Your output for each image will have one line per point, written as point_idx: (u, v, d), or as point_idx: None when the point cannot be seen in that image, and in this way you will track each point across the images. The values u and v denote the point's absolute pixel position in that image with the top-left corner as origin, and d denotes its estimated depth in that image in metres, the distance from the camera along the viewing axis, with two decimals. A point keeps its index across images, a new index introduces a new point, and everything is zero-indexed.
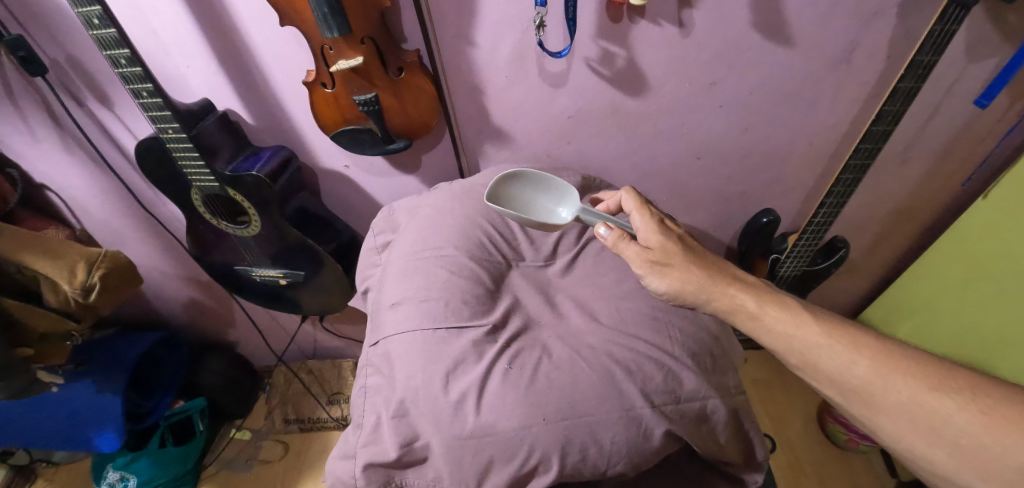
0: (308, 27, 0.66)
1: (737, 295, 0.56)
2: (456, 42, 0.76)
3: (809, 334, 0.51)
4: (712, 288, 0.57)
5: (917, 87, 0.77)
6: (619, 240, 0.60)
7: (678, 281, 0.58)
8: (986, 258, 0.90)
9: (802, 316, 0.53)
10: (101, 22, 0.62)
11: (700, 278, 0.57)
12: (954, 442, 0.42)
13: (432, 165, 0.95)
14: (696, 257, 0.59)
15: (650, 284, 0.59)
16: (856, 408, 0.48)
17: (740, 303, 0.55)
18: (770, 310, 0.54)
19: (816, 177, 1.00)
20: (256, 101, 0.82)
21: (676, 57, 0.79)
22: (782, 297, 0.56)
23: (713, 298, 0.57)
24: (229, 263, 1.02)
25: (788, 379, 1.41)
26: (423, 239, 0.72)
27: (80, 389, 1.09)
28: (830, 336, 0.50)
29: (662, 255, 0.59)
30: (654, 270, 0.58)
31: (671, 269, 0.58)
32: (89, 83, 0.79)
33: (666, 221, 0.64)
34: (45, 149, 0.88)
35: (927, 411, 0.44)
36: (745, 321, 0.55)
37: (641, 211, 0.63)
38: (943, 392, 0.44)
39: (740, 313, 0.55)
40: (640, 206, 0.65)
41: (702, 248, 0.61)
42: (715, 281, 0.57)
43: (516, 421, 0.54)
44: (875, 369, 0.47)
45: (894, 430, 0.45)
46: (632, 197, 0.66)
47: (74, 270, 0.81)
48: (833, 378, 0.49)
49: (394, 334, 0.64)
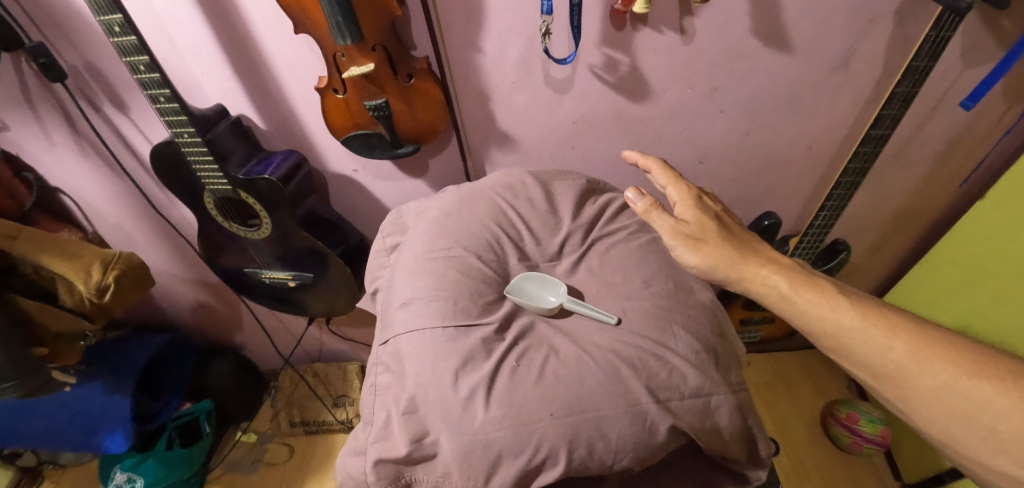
0: (321, 34, 0.68)
1: (770, 276, 0.56)
2: (465, 49, 0.78)
3: (843, 317, 0.51)
4: (745, 268, 0.58)
5: (914, 92, 0.79)
6: (651, 209, 0.62)
7: (710, 256, 0.59)
8: (987, 260, 0.92)
9: (835, 298, 0.53)
10: (123, 30, 0.64)
11: (731, 255, 0.59)
12: (991, 428, 0.44)
13: (439, 168, 0.97)
14: (731, 236, 0.60)
15: (681, 257, 0.61)
16: (889, 391, 0.50)
17: (773, 284, 0.56)
18: (804, 292, 0.54)
19: (816, 181, 1.01)
20: (268, 105, 0.84)
21: (679, 63, 0.81)
22: (816, 279, 0.55)
23: (744, 278, 0.58)
24: (240, 266, 1.04)
25: (791, 383, 1.42)
26: (432, 237, 0.74)
27: (92, 390, 1.10)
28: (866, 319, 0.51)
29: (696, 230, 0.61)
30: (687, 244, 0.60)
31: (704, 244, 0.60)
32: (106, 88, 0.81)
33: (703, 198, 0.65)
34: (61, 153, 0.90)
35: (965, 396, 0.46)
36: (776, 301, 0.56)
37: (677, 186, 0.65)
38: (982, 379, 0.46)
39: (772, 294, 0.56)
40: (675, 182, 0.66)
41: (738, 227, 0.62)
42: (747, 261, 0.58)
43: (526, 416, 0.55)
44: (911, 354, 0.48)
45: (930, 414, 0.47)
46: (667, 171, 0.67)
47: (89, 271, 0.82)
48: (867, 361, 0.50)
49: (405, 332, 0.65)
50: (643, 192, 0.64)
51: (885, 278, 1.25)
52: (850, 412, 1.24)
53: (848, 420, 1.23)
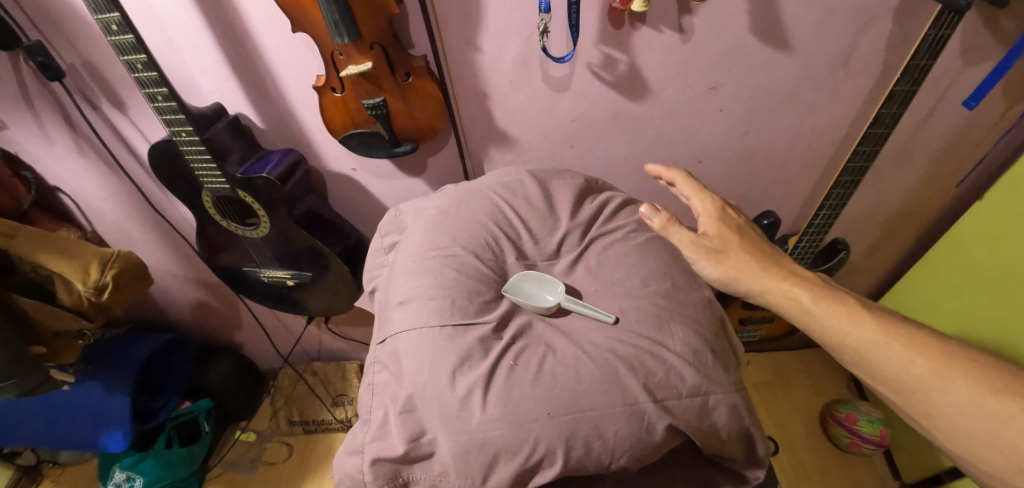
0: (319, 33, 0.68)
1: (791, 289, 0.55)
2: (463, 48, 0.78)
3: (866, 331, 0.51)
4: (768, 280, 0.57)
5: (913, 91, 0.79)
6: (669, 225, 0.61)
7: (732, 268, 0.59)
8: (986, 261, 0.92)
9: (859, 313, 0.52)
10: (120, 28, 0.64)
11: (753, 266, 0.58)
12: (1015, 446, 0.44)
13: (438, 167, 0.96)
14: (753, 248, 0.60)
15: (702, 269, 0.60)
16: (910, 406, 0.49)
17: (795, 297, 0.55)
18: (827, 306, 0.53)
19: (815, 180, 1.01)
20: (266, 104, 0.84)
21: (677, 61, 0.81)
22: (839, 294, 0.55)
23: (766, 290, 0.56)
24: (238, 265, 1.04)
25: (790, 382, 1.42)
26: (430, 236, 0.74)
27: (90, 389, 1.10)
28: (889, 334, 0.50)
29: (718, 243, 0.60)
30: (708, 256, 0.60)
31: (726, 256, 0.59)
32: (105, 87, 0.81)
33: (727, 210, 0.65)
34: (59, 152, 0.90)
35: (988, 412, 0.46)
36: (797, 315, 0.55)
37: (701, 198, 0.65)
38: (1005, 395, 0.46)
39: (794, 307, 0.55)
40: (699, 194, 0.66)
41: (760, 240, 0.62)
42: (769, 273, 0.57)
43: (523, 415, 0.55)
44: (933, 369, 0.48)
45: (952, 430, 0.47)
46: (690, 183, 0.67)
47: (88, 269, 0.82)
48: (889, 376, 0.50)
49: (402, 331, 0.65)
50: (659, 208, 0.62)
51: (883, 278, 1.25)
52: (850, 412, 1.23)
53: (847, 420, 1.23)
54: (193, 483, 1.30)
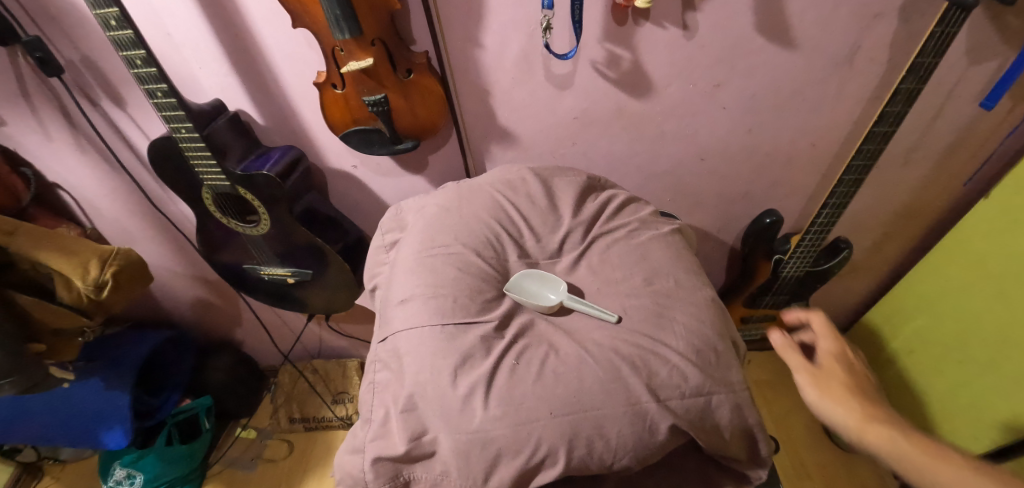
0: (320, 29, 0.67)
1: (888, 430, 0.53)
2: (465, 44, 0.77)
3: (955, 471, 0.48)
4: (861, 410, 0.55)
5: (918, 89, 0.78)
6: (786, 346, 0.64)
7: (829, 396, 0.58)
8: (988, 258, 0.93)
9: (952, 458, 0.49)
10: (119, 23, 0.63)
11: (852, 401, 0.56)
12: None
13: (439, 164, 0.96)
14: (858, 388, 0.58)
15: (803, 393, 0.60)
16: None
17: (883, 430, 0.53)
18: (911, 440, 0.51)
19: (818, 178, 1.01)
20: (266, 101, 0.84)
21: (681, 58, 0.80)
22: (941, 445, 0.51)
23: (856, 420, 0.55)
24: (238, 262, 1.03)
25: (792, 380, 1.42)
26: (431, 234, 0.73)
27: (91, 386, 1.10)
28: (978, 474, 0.47)
29: (825, 372, 0.61)
30: (810, 381, 0.60)
31: (830, 384, 0.59)
32: (104, 83, 0.80)
33: (851, 357, 0.64)
34: (58, 148, 0.90)
35: None
36: (881, 450, 0.52)
37: (829, 338, 0.66)
38: None
39: (877, 435, 0.53)
40: (829, 335, 0.67)
41: (872, 388, 0.60)
42: (865, 410, 0.55)
43: (526, 415, 0.55)
44: None
45: None
46: (823, 324, 0.69)
47: (87, 267, 0.82)
48: None
49: (403, 330, 0.65)
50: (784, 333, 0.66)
51: (885, 276, 1.25)
52: None
53: None
54: (193, 481, 1.30)
